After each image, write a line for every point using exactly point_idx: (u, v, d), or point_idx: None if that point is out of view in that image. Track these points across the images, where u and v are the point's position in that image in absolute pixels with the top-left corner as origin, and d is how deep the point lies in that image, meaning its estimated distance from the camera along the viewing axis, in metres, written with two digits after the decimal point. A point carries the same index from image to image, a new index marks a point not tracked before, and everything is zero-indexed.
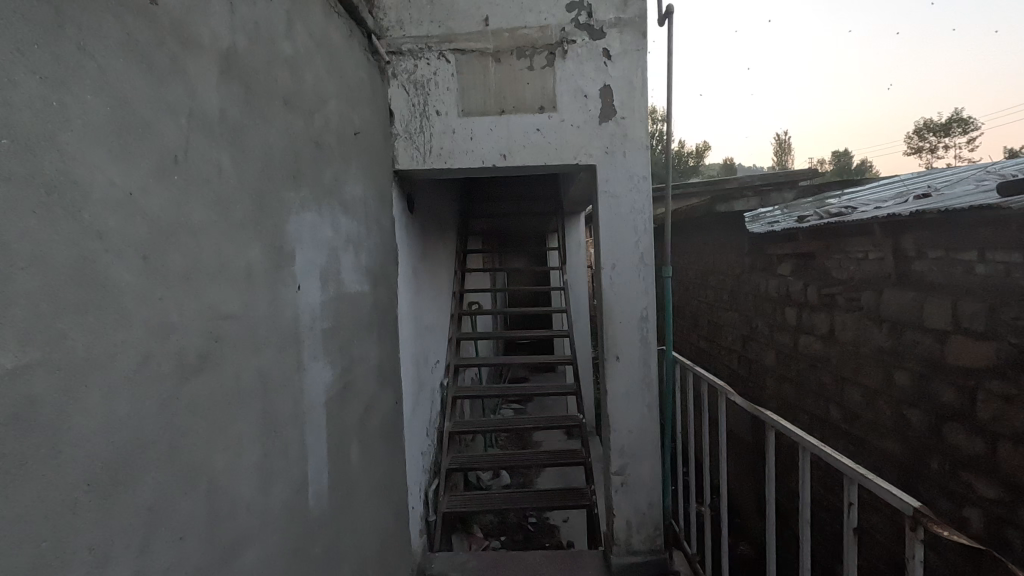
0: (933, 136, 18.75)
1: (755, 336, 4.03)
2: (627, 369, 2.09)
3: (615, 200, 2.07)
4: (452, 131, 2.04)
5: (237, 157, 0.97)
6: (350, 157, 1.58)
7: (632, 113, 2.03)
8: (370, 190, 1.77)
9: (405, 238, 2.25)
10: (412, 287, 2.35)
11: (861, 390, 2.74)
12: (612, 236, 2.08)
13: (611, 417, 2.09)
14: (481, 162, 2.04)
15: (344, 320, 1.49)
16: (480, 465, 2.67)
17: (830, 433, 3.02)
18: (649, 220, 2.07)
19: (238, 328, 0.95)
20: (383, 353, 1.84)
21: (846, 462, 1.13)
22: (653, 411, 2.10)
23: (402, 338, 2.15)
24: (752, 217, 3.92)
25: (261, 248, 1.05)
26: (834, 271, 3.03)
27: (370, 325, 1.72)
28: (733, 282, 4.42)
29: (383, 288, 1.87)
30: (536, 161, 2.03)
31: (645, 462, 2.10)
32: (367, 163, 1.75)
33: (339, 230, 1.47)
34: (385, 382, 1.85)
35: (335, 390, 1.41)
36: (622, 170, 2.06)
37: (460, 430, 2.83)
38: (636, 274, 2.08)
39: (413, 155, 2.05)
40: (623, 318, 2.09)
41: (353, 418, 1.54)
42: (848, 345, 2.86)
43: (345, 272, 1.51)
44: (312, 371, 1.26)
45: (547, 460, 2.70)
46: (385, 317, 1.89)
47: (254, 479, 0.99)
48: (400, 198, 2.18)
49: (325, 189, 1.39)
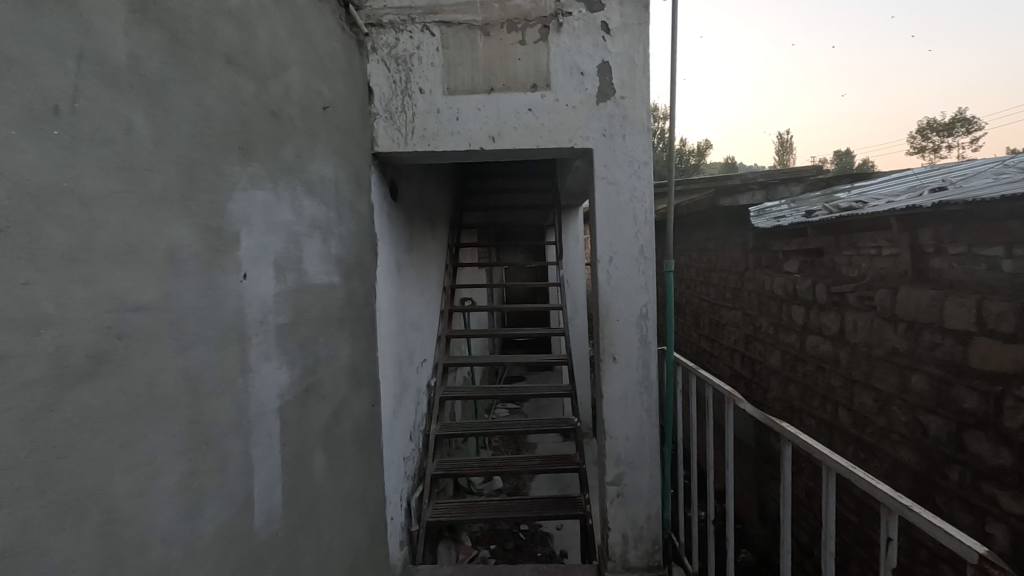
0: (936, 135, 18.58)
1: (759, 336, 3.88)
2: (624, 371, 1.92)
3: (613, 187, 1.90)
4: (437, 111, 1.88)
5: (155, 116, 0.80)
6: (316, 133, 1.41)
7: (632, 92, 1.87)
8: (342, 172, 1.60)
9: (386, 227, 2.08)
10: (394, 280, 2.18)
11: (874, 394, 2.58)
12: (610, 227, 1.91)
13: (607, 422, 1.92)
14: (468, 145, 1.88)
15: (307, 313, 1.33)
16: (467, 472, 2.51)
17: (840, 438, 2.86)
18: (650, 209, 1.91)
19: (154, 322, 0.79)
20: (357, 351, 1.68)
21: (885, 489, 0.98)
22: (652, 416, 1.94)
23: (382, 335, 1.99)
24: (757, 212, 3.76)
25: (193, 227, 0.89)
26: (846, 267, 2.87)
27: (341, 319, 1.56)
28: (737, 279, 4.26)
29: (358, 280, 1.71)
30: (527, 144, 1.87)
31: (644, 472, 1.93)
32: (339, 142, 1.58)
33: (301, 214, 1.31)
34: (359, 382, 1.69)
35: (295, 394, 1.25)
36: (621, 154, 1.89)
37: (448, 433, 2.67)
38: (635, 268, 1.91)
39: (394, 136, 1.88)
40: (621, 315, 1.93)
41: (318, 424, 1.38)
42: (860, 346, 2.69)
43: (308, 261, 1.34)
44: (262, 373, 1.10)
45: (539, 467, 2.54)
46: (360, 313, 1.72)
47: (176, 502, 0.83)
48: (381, 183, 2.01)
49: (283, 166, 1.22)
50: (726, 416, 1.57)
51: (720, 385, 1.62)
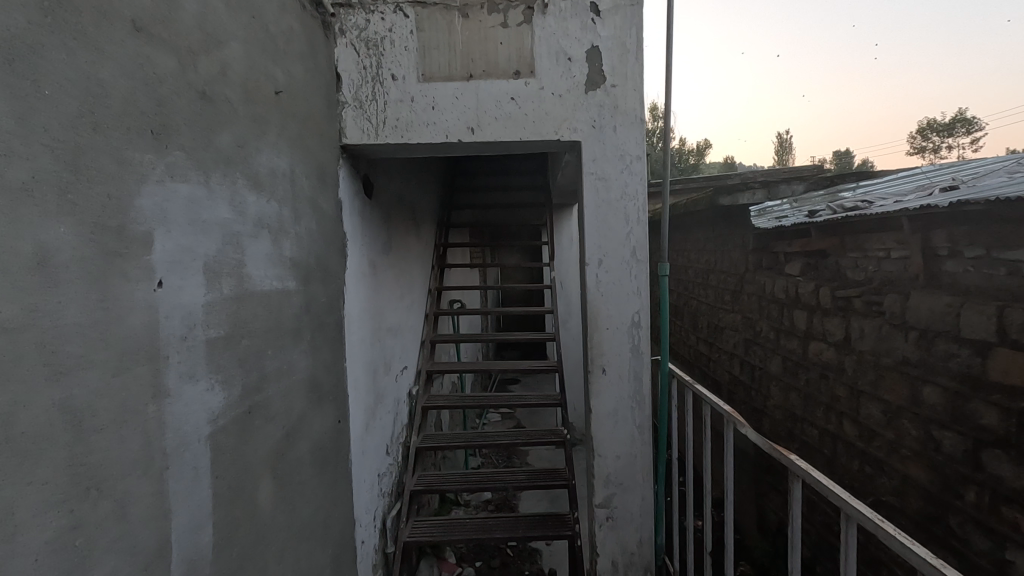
0: (936, 135, 18.46)
1: (759, 341, 3.72)
2: (615, 385, 1.76)
3: (604, 183, 1.74)
4: (411, 100, 1.72)
5: (17, 88, 0.65)
6: (265, 120, 1.25)
7: (624, 80, 1.71)
8: (300, 164, 1.44)
9: (357, 226, 1.92)
10: (368, 283, 2.02)
11: (882, 406, 2.42)
12: (600, 227, 1.75)
13: (596, 440, 1.76)
14: (445, 138, 1.72)
15: (250, 324, 1.17)
16: (449, 488, 2.35)
17: (845, 450, 2.71)
18: (644, 207, 1.75)
19: (12, 346, 0.63)
20: (318, 363, 1.52)
21: (919, 550, 0.83)
22: (645, 434, 1.77)
23: (352, 344, 1.83)
24: (758, 211, 3.61)
25: (80, 226, 0.73)
26: (852, 271, 2.71)
27: (296, 329, 1.40)
28: (736, 281, 4.11)
29: (320, 285, 1.56)
30: (508, 136, 1.71)
31: (635, 493, 1.78)
32: (295, 132, 1.42)
33: (243, 211, 1.15)
34: (320, 397, 1.53)
35: (234, 417, 1.09)
36: (612, 148, 1.73)
37: (429, 446, 2.51)
38: (627, 271, 1.75)
39: (364, 127, 1.72)
40: (611, 324, 1.77)
41: (266, 447, 1.22)
42: (866, 353, 2.54)
43: (251, 263, 1.18)
44: (186, 397, 0.94)
45: (525, 482, 2.37)
46: (322, 320, 1.56)
47: (49, 567, 0.67)
48: (351, 178, 1.85)
49: (217, 155, 1.06)
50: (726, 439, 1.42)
51: (717, 405, 1.47)
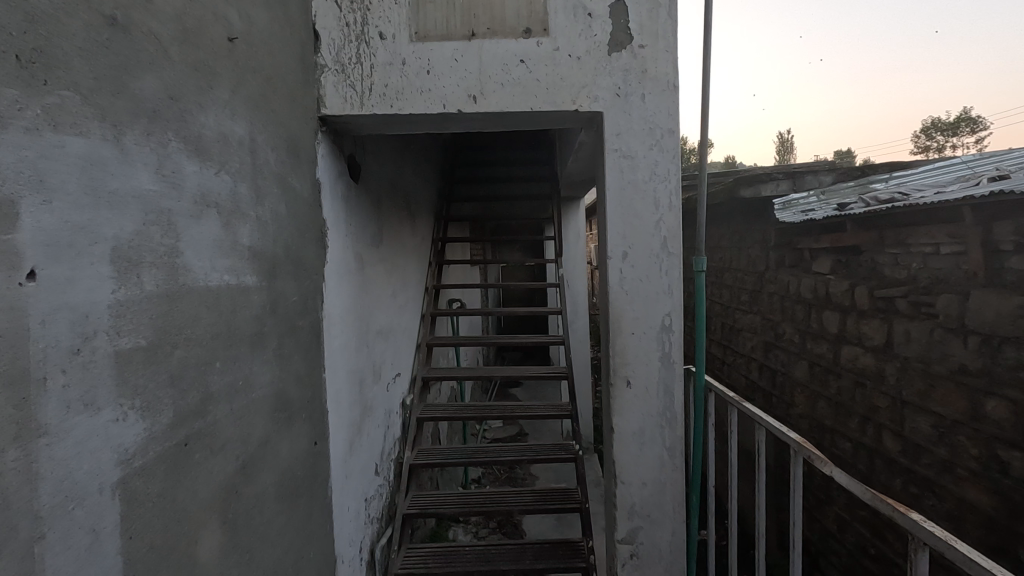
0: (941, 134, 18.22)
1: (781, 344, 3.46)
2: (641, 401, 1.50)
3: (630, 161, 1.48)
4: (403, 62, 1.46)
5: None
6: (213, 71, 0.99)
7: (654, 39, 1.45)
8: (265, 132, 1.18)
9: (340, 213, 1.65)
10: (353, 279, 1.75)
11: (932, 420, 2.16)
12: (624, 214, 1.49)
13: (618, 464, 1.50)
14: (442, 106, 1.46)
15: (187, 329, 0.90)
16: (446, 511, 2.09)
17: (885, 467, 2.45)
18: (676, 191, 1.48)
19: None
20: (286, 374, 1.26)
21: None
22: (676, 457, 1.51)
23: (333, 350, 1.56)
24: (782, 205, 3.35)
25: None
26: (892, 269, 2.45)
27: (256, 334, 1.13)
28: (755, 280, 3.84)
29: (291, 280, 1.29)
30: (516, 105, 1.45)
31: (665, 527, 1.51)
32: (258, 92, 1.15)
33: (177, 182, 0.88)
34: (290, 417, 1.27)
35: (160, 456, 0.82)
36: (639, 120, 1.47)
37: (424, 463, 2.24)
38: (655, 266, 1.49)
39: (347, 94, 1.46)
40: (637, 328, 1.50)
41: (213, 487, 0.96)
42: (911, 359, 2.28)
43: (190, 251, 0.91)
44: (76, 435, 0.67)
45: (531, 505, 2.11)
46: (293, 324, 1.30)
47: None
48: (333, 157, 1.59)
49: (135, 105, 0.79)
50: (795, 475, 1.15)
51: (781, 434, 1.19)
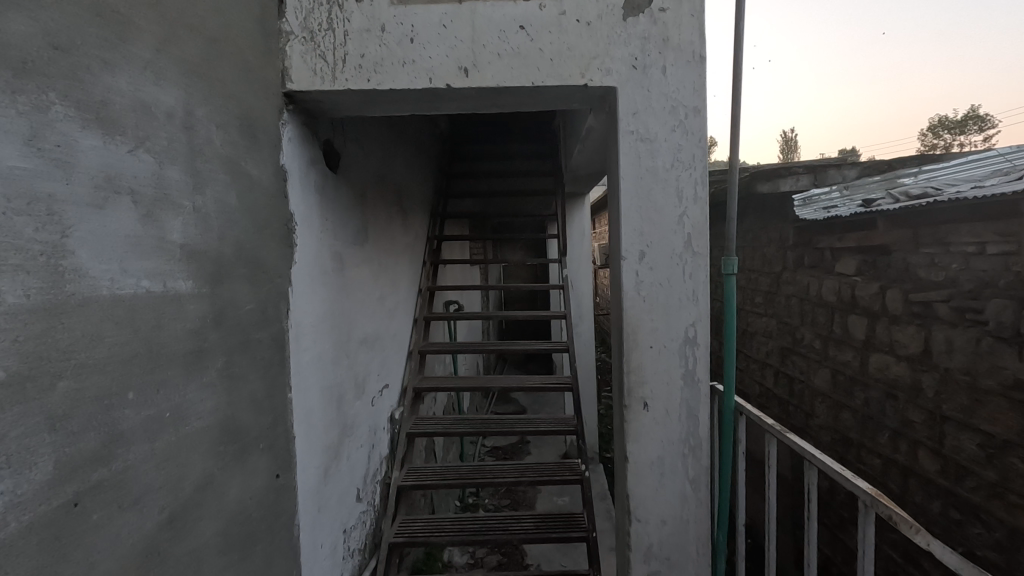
0: (949, 133, 17.95)
1: (799, 350, 3.24)
2: (660, 426, 1.28)
3: (648, 146, 1.27)
4: (382, 29, 1.24)
5: None
6: (127, 22, 0.77)
7: (677, 2, 1.23)
8: (210, 106, 0.97)
9: (314, 206, 1.43)
10: (330, 282, 1.54)
11: (979, 439, 1.94)
12: (642, 207, 1.27)
13: (634, 499, 1.28)
14: (427, 81, 1.24)
15: (82, 353, 0.69)
16: (437, 540, 1.87)
17: (922, 487, 2.23)
18: (703, 180, 1.27)
19: None
20: (237, 397, 1.05)
21: None
22: (702, 491, 1.29)
23: (302, 365, 1.35)
24: (802, 202, 3.13)
25: None
26: (929, 270, 2.23)
27: (194, 353, 0.92)
28: (771, 281, 3.62)
29: (244, 285, 1.08)
30: (515, 78, 1.24)
31: (687, 571, 1.30)
32: (200, 55, 0.94)
33: (65, 161, 0.67)
34: (242, 448, 1.06)
35: (31, 527, 0.61)
36: (659, 98, 1.25)
37: (414, 484, 2.04)
38: (677, 268, 1.27)
39: (316, 66, 1.24)
40: (657, 340, 1.28)
41: (122, 555, 0.74)
42: (953, 370, 2.06)
43: (89, 251, 0.70)
44: None
45: (533, 533, 1.89)
46: (248, 337, 1.09)
47: None
48: (304, 141, 1.37)
49: None
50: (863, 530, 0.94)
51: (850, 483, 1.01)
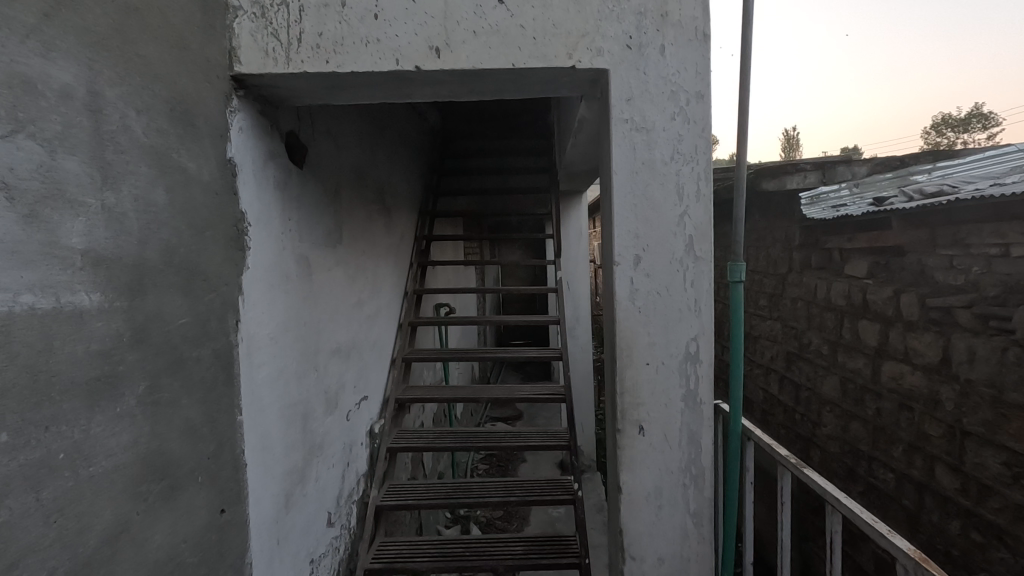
0: (952, 131, 17.77)
1: (806, 355, 3.10)
2: (658, 453, 1.14)
3: (645, 136, 1.12)
4: (342, 3, 1.10)
5: None
6: None
7: None
8: (128, 86, 0.82)
9: (272, 204, 1.28)
10: (293, 289, 1.39)
11: (1003, 457, 1.79)
12: (637, 206, 1.12)
13: (628, 536, 1.14)
14: (393, 62, 1.10)
15: None
16: (417, 566, 1.72)
17: (939, 505, 2.08)
18: (706, 175, 1.12)
19: None
20: (168, 426, 0.90)
21: None
22: (704, 525, 1.15)
23: (257, 382, 1.20)
24: (809, 200, 2.98)
25: None
26: (947, 273, 2.08)
27: (104, 379, 0.77)
28: (776, 283, 3.47)
29: (177, 296, 0.93)
30: (492, 60, 1.09)
31: None
32: (113, 27, 0.79)
33: None
34: (174, 484, 0.91)
35: None
36: (658, 82, 1.11)
37: (393, 504, 1.89)
38: (676, 274, 1.13)
39: (268, 46, 1.10)
40: (655, 357, 1.13)
41: None
42: (975, 381, 1.91)
43: None
44: None
45: (520, 559, 1.74)
46: (182, 356, 0.95)
47: None
48: (260, 131, 1.23)
49: None
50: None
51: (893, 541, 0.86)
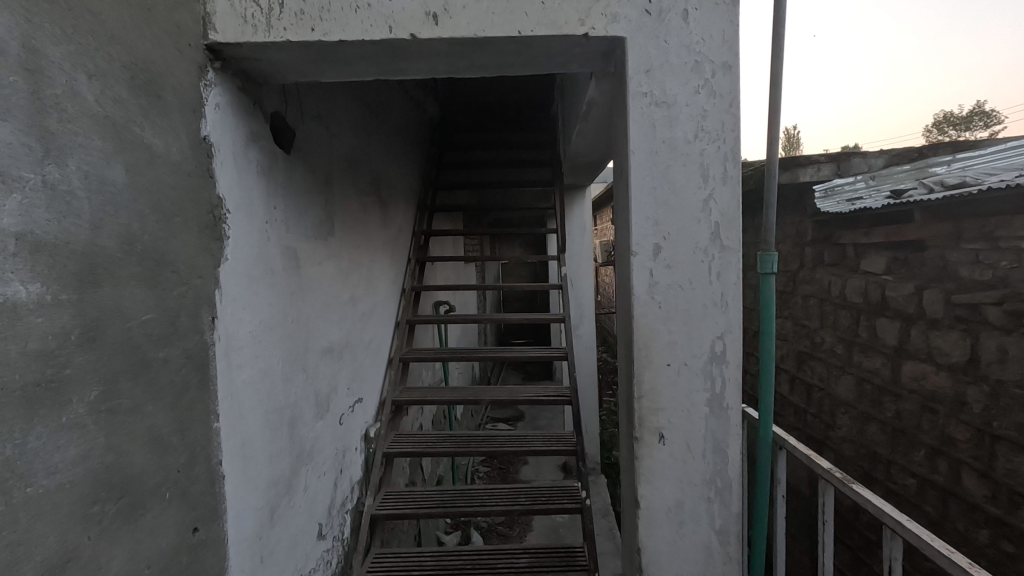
0: (954, 129, 17.67)
1: (818, 355, 2.98)
2: (680, 464, 1.03)
3: (667, 111, 1.01)
4: None
5: None
6: None
7: None
8: (77, 45, 0.71)
9: (254, 189, 1.17)
10: (278, 283, 1.28)
11: None
12: (657, 189, 1.01)
13: (646, 556, 1.03)
14: (385, 29, 0.99)
15: None
16: None
17: (966, 512, 1.97)
18: (733, 155, 1.01)
19: None
20: (129, 436, 0.80)
21: None
22: (730, 544, 1.04)
23: (236, 385, 1.09)
24: (823, 194, 2.88)
25: None
26: (973, 268, 1.98)
27: (46, 386, 0.66)
28: (786, 280, 3.36)
29: (139, 289, 0.82)
30: (496, 28, 0.98)
31: None
32: None
33: None
34: (136, 503, 0.80)
35: None
36: (681, 51, 1.00)
37: (388, 514, 1.78)
38: (700, 264, 1.02)
39: (248, 11, 0.99)
40: (676, 356, 1.02)
41: None
42: (1006, 382, 1.80)
43: None
44: None
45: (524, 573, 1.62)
46: (145, 356, 0.84)
47: None
48: (240, 110, 1.12)
49: None
50: None
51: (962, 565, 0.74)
